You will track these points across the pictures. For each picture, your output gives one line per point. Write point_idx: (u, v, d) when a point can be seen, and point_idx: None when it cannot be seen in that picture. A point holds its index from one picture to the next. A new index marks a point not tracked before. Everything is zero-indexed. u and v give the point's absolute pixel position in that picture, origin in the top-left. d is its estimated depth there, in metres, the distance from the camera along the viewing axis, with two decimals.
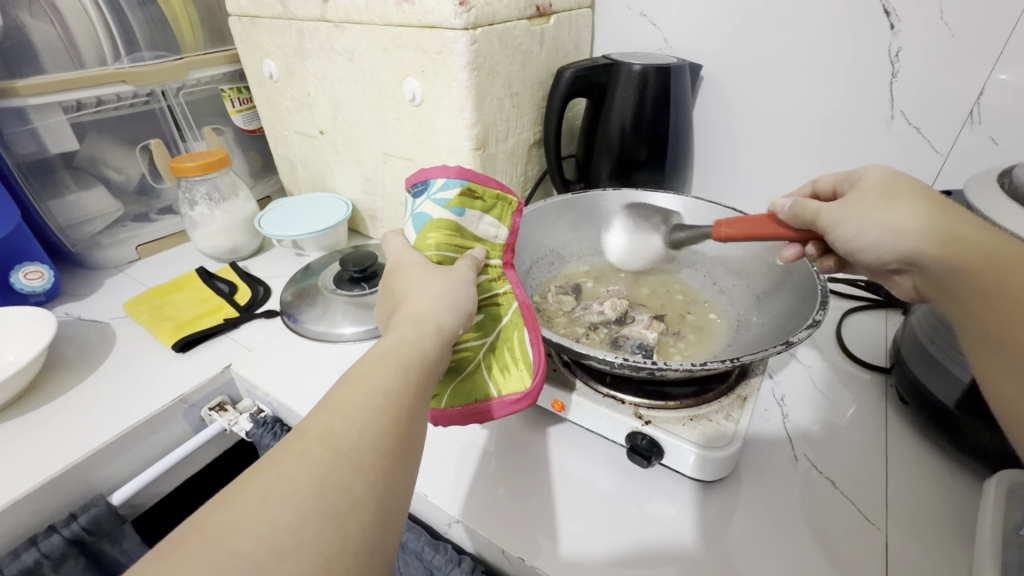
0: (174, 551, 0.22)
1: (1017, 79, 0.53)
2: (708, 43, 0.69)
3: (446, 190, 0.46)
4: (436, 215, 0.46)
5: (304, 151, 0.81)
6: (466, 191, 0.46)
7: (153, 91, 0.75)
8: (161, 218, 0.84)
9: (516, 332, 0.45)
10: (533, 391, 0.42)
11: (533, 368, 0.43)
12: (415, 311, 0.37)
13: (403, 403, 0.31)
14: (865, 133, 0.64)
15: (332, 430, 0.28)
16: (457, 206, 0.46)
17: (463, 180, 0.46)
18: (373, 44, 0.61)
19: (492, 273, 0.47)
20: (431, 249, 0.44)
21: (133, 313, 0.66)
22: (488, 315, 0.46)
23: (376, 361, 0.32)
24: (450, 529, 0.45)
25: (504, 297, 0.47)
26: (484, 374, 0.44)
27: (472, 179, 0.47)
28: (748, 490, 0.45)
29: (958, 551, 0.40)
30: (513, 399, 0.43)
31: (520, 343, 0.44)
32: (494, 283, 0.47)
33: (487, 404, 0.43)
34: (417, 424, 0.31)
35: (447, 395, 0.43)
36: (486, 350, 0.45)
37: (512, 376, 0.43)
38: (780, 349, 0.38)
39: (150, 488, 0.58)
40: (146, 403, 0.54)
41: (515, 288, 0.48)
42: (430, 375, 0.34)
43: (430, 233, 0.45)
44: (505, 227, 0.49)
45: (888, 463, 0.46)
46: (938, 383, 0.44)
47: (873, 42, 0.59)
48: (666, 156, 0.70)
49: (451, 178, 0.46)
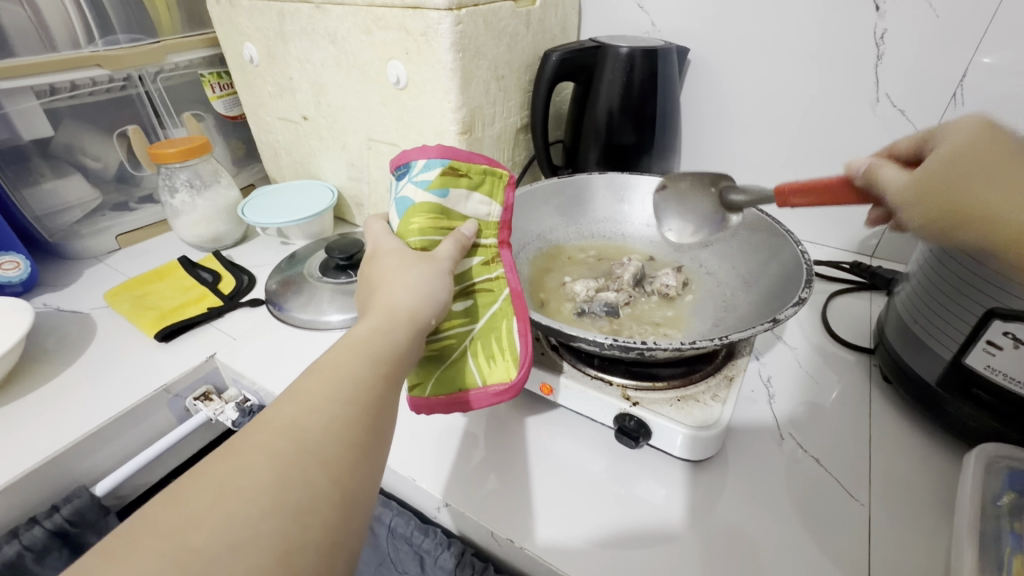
0: (124, 546, 0.22)
1: (999, 62, 0.54)
2: (695, 26, 0.69)
3: (428, 171, 0.45)
4: (418, 199, 0.45)
5: (287, 137, 0.79)
6: (448, 171, 0.46)
7: (130, 76, 0.73)
8: (141, 206, 0.82)
9: (504, 320, 0.45)
10: (517, 382, 0.42)
11: (518, 359, 0.43)
12: (387, 301, 0.37)
13: (372, 394, 0.30)
14: (851, 116, 0.64)
15: (296, 422, 0.27)
16: (439, 187, 0.45)
17: (444, 160, 0.46)
18: (356, 26, 0.59)
19: (486, 254, 0.47)
20: (416, 234, 0.44)
21: (115, 303, 0.65)
22: (478, 300, 0.45)
23: (346, 353, 0.32)
24: (439, 513, 0.45)
25: (495, 283, 0.46)
26: (470, 363, 0.43)
27: (454, 158, 0.46)
28: (735, 469, 0.45)
29: (940, 524, 0.40)
30: (496, 390, 0.43)
31: (508, 333, 0.44)
32: (486, 266, 0.47)
33: (472, 393, 0.43)
34: (387, 415, 0.31)
35: (430, 383, 0.43)
36: (474, 337, 0.44)
37: (498, 365, 0.43)
38: (767, 327, 0.38)
39: (135, 479, 0.57)
40: (129, 392, 0.54)
41: (507, 274, 0.47)
42: (400, 368, 0.34)
43: (414, 218, 0.44)
44: (497, 205, 0.49)
45: (872, 441, 0.47)
46: (921, 363, 0.45)
47: (860, 24, 0.59)
48: (654, 140, 0.70)
49: (433, 158, 0.46)
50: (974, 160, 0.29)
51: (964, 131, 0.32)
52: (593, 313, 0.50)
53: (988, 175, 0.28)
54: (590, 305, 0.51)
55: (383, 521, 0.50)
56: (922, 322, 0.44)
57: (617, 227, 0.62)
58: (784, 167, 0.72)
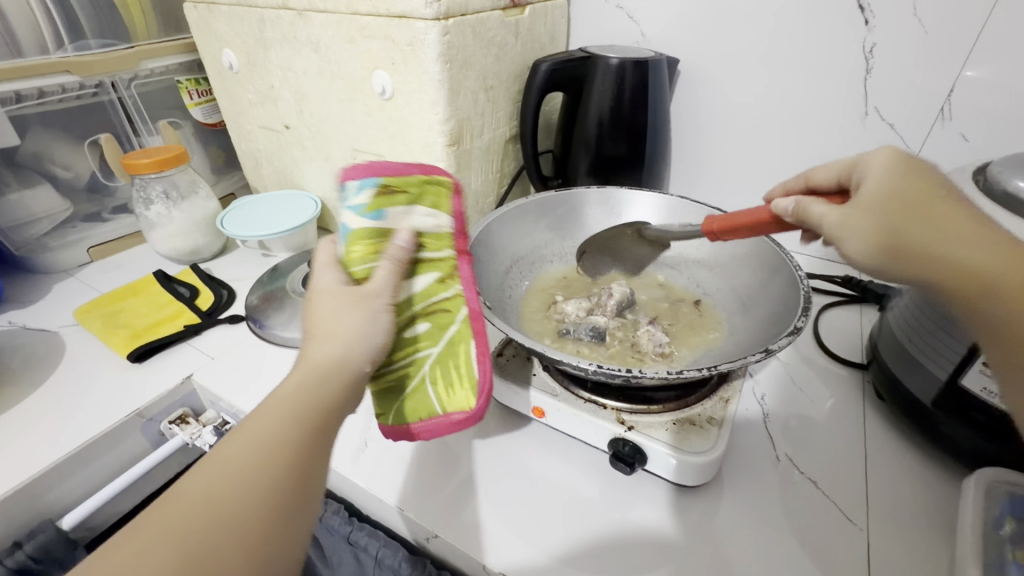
0: None
1: (986, 76, 0.54)
2: (685, 37, 0.68)
3: (361, 193, 0.40)
4: (354, 224, 0.39)
5: (268, 146, 0.77)
6: (382, 190, 0.41)
7: (103, 83, 0.70)
8: (115, 217, 0.79)
9: (463, 344, 0.43)
10: (476, 412, 0.41)
11: (478, 388, 0.42)
12: (311, 354, 0.33)
13: (286, 473, 0.29)
14: (840, 129, 0.64)
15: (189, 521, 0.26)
16: (374, 210, 0.40)
17: (375, 179, 0.41)
18: (340, 34, 0.58)
19: (442, 270, 0.43)
20: (358, 263, 0.39)
21: (84, 321, 0.62)
22: (436, 322, 0.42)
23: (262, 424, 0.30)
24: (429, 543, 0.43)
25: (452, 301, 0.43)
26: (429, 391, 0.42)
27: (385, 175, 0.41)
28: (731, 493, 0.44)
29: (939, 549, 0.40)
30: (458, 418, 0.41)
31: (467, 359, 0.43)
32: (445, 283, 0.43)
33: (431, 423, 0.42)
34: (303, 493, 0.29)
35: (392, 413, 0.41)
36: (434, 362, 0.42)
37: (457, 394, 0.42)
38: (760, 357, 0.37)
39: (106, 509, 0.54)
40: (101, 417, 0.51)
41: (466, 291, 0.44)
42: (325, 432, 0.31)
43: (353, 247, 0.39)
44: (444, 214, 0.44)
45: (867, 461, 0.47)
46: (915, 381, 0.44)
47: (848, 37, 0.59)
48: (645, 152, 0.69)
49: (363, 179, 0.41)
50: (907, 201, 0.32)
51: (887, 160, 0.34)
52: (577, 335, 0.48)
53: (938, 227, 0.31)
54: (575, 327, 0.49)
55: (370, 553, 0.47)
56: (915, 340, 0.44)
57: None
58: (774, 179, 0.71)
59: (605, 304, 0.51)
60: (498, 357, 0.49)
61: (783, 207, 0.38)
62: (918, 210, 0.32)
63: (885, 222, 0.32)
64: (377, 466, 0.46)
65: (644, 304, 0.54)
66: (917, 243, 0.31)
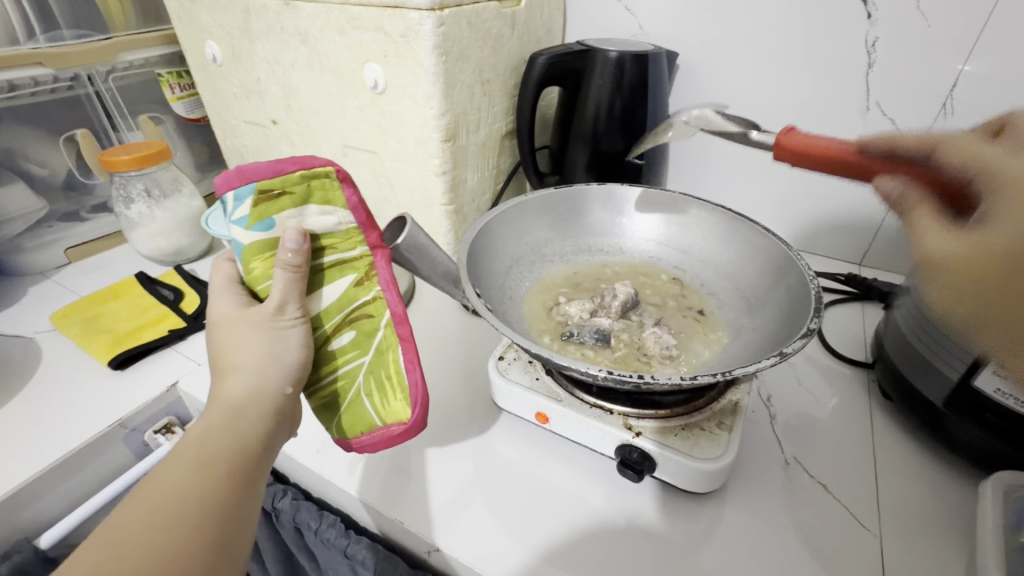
0: None
1: (990, 71, 0.54)
2: (684, 30, 0.67)
3: (240, 205, 0.35)
4: (244, 242, 0.37)
5: (255, 142, 0.74)
6: (260, 198, 0.35)
7: (78, 75, 0.67)
8: (94, 216, 0.76)
9: (391, 353, 0.41)
10: (414, 424, 0.40)
11: (411, 398, 0.40)
12: (222, 394, 0.35)
13: (208, 505, 0.31)
14: (842, 125, 0.63)
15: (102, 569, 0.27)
16: (259, 220, 0.36)
17: (250, 184, 0.35)
18: (329, 25, 0.55)
19: (358, 270, 0.40)
20: (262, 280, 0.38)
21: (62, 326, 0.59)
22: (360, 330, 0.41)
23: (173, 469, 0.32)
24: (431, 556, 0.42)
25: (374, 305, 0.41)
26: (365, 403, 0.41)
27: (260, 177, 0.36)
28: (740, 498, 0.43)
29: (952, 554, 0.39)
30: (396, 431, 0.40)
31: (396, 366, 0.41)
32: (361, 287, 0.40)
33: (372, 435, 0.41)
34: (231, 520, 0.31)
35: (337, 427, 0.41)
36: (366, 372, 0.41)
37: (392, 405, 0.40)
38: (775, 361, 0.35)
39: (88, 523, 0.52)
40: (80, 428, 0.48)
41: (386, 293, 0.41)
42: (246, 464, 0.34)
43: (253, 264, 0.38)
44: (341, 208, 0.39)
45: (876, 463, 0.46)
46: (926, 382, 0.43)
47: (851, 31, 0.58)
48: (644, 148, 0.67)
49: (239, 186, 0.35)
50: (1014, 247, 0.20)
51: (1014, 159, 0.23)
52: (582, 339, 0.47)
53: None
54: (579, 330, 0.47)
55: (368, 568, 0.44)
56: (926, 340, 0.43)
57: (614, 241, 0.59)
58: (775, 175, 0.70)
59: (609, 306, 0.50)
60: (500, 360, 0.48)
61: (883, 191, 0.30)
62: (1002, 264, 0.20)
63: (977, 267, 0.21)
64: (375, 477, 0.45)
65: (648, 304, 0.53)
66: (1022, 300, 0.20)
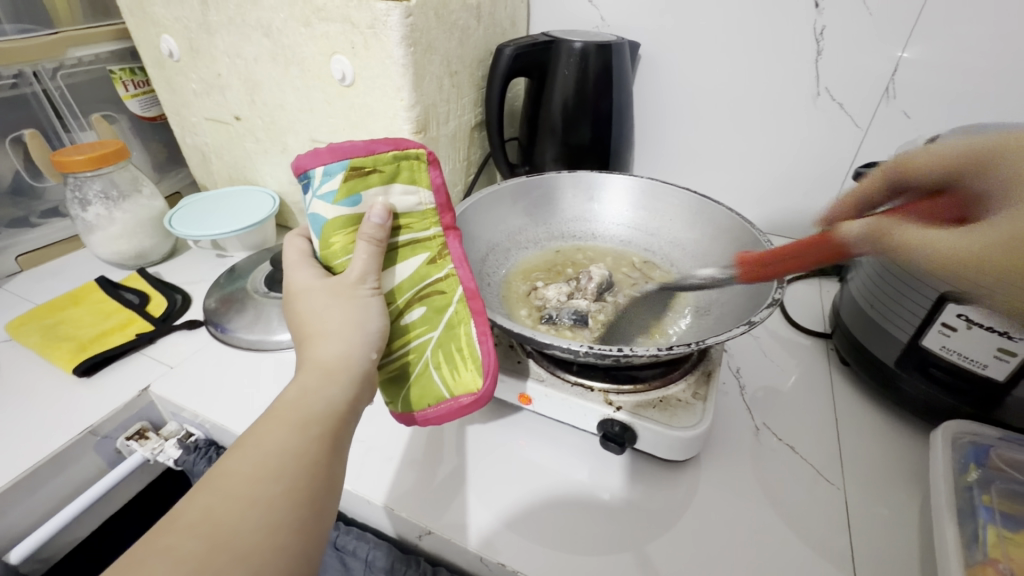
0: None
1: (924, 57, 0.58)
2: (644, 20, 0.69)
3: (330, 179, 0.39)
4: (330, 215, 0.39)
5: (217, 140, 0.72)
6: (352, 173, 0.39)
7: (23, 72, 0.64)
8: (45, 221, 0.72)
9: (462, 327, 0.43)
10: (483, 394, 0.41)
11: (483, 368, 0.42)
12: (313, 361, 0.35)
13: (304, 474, 0.30)
14: (795, 111, 0.67)
15: (208, 516, 0.27)
16: (348, 195, 0.39)
17: (343, 161, 0.39)
18: (293, 17, 0.54)
19: (431, 249, 0.44)
20: (341, 254, 0.40)
21: (20, 336, 0.56)
22: (431, 306, 0.43)
23: (264, 435, 0.31)
24: (422, 541, 0.42)
25: (446, 283, 0.44)
26: (434, 376, 0.42)
27: (353, 155, 0.39)
28: (716, 463, 0.46)
29: (909, 499, 0.43)
30: (465, 401, 0.41)
31: (468, 339, 0.43)
32: (435, 264, 0.44)
33: (440, 407, 0.42)
34: (325, 481, 0.31)
35: (401, 400, 0.42)
36: (435, 346, 0.42)
37: (463, 375, 0.42)
38: (744, 329, 0.38)
39: (60, 537, 0.50)
40: (46, 438, 0.46)
41: (458, 270, 0.44)
42: (339, 428, 0.33)
43: (333, 238, 0.40)
44: (425, 188, 0.43)
45: (838, 423, 0.49)
46: (880, 346, 0.47)
47: (800, 20, 0.61)
48: (611, 136, 0.69)
49: (330, 162, 0.39)
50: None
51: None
52: (561, 320, 0.49)
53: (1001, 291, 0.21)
54: (558, 312, 0.49)
55: (358, 557, 0.45)
56: (880, 306, 0.46)
57: (587, 226, 0.61)
58: (734, 160, 0.73)
59: (584, 288, 0.52)
60: None
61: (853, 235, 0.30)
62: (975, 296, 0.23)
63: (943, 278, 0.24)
64: (362, 467, 0.45)
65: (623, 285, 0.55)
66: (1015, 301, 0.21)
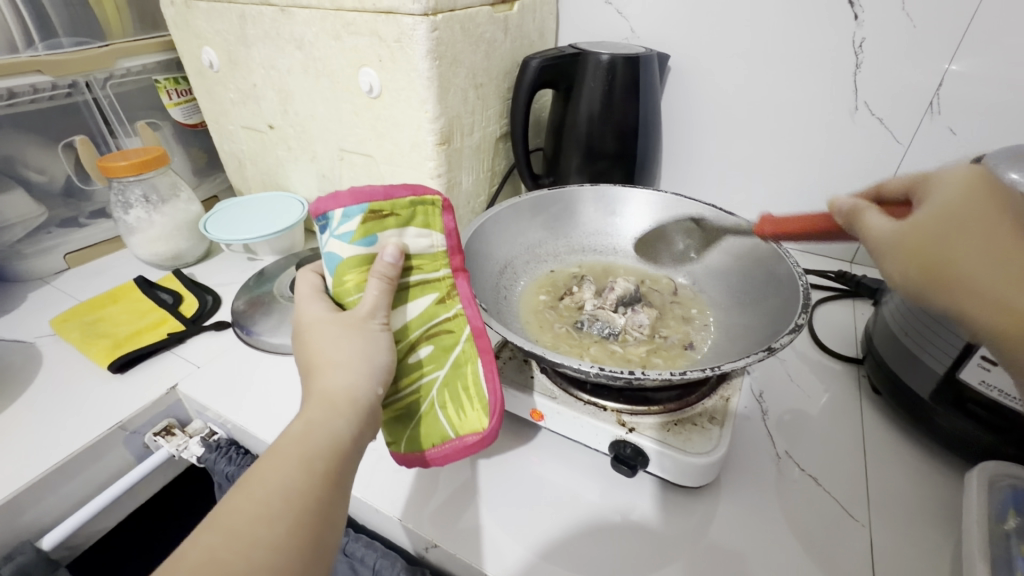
0: None
1: (971, 70, 0.54)
2: (676, 32, 0.67)
3: (348, 221, 0.39)
4: (346, 255, 0.40)
5: (252, 147, 0.75)
6: (370, 216, 0.40)
7: (76, 83, 0.68)
8: (92, 222, 0.77)
9: (469, 365, 0.43)
10: (489, 432, 0.42)
11: (489, 408, 0.42)
12: (321, 393, 0.35)
13: (307, 513, 0.30)
14: (832, 125, 0.64)
15: (212, 556, 0.26)
16: (363, 236, 0.40)
17: (361, 204, 0.39)
18: (325, 31, 0.56)
19: (440, 289, 0.44)
20: (352, 292, 0.41)
21: (62, 331, 0.59)
22: (438, 344, 0.43)
23: (270, 471, 0.31)
24: (427, 552, 0.42)
25: (455, 322, 0.44)
26: (440, 415, 0.42)
27: (371, 198, 0.40)
28: (732, 493, 0.44)
29: (941, 543, 0.40)
30: (469, 440, 0.42)
31: (475, 379, 0.43)
32: (445, 304, 0.44)
33: (444, 447, 0.42)
34: (328, 518, 0.31)
35: (405, 440, 0.42)
36: (441, 385, 0.43)
37: (469, 415, 0.42)
38: (762, 356, 0.36)
39: (89, 526, 0.52)
40: (81, 430, 0.49)
41: (467, 309, 0.44)
42: (341, 464, 0.33)
43: (346, 277, 0.40)
44: (438, 232, 0.43)
45: (867, 457, 0.47)
46: (914, 376, 0.44)
47: (839, 33, 0.59)
48: (637, 149, 0.68)
49: (349, 204, 0.39)
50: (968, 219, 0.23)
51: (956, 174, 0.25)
52: (590, 330, 0.50)
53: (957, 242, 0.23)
54: (591, 321, 0.50)
55: (366, 564, 0.46)
56: (916, 336, 0.43)
57: (608, 241, 0.60)
58: (765, 173, 0.71)
59: (606, 297, 0.52)
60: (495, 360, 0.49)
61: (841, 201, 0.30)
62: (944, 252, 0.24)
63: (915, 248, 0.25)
64: (372, 476, 0.45)
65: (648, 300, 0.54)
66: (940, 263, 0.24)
